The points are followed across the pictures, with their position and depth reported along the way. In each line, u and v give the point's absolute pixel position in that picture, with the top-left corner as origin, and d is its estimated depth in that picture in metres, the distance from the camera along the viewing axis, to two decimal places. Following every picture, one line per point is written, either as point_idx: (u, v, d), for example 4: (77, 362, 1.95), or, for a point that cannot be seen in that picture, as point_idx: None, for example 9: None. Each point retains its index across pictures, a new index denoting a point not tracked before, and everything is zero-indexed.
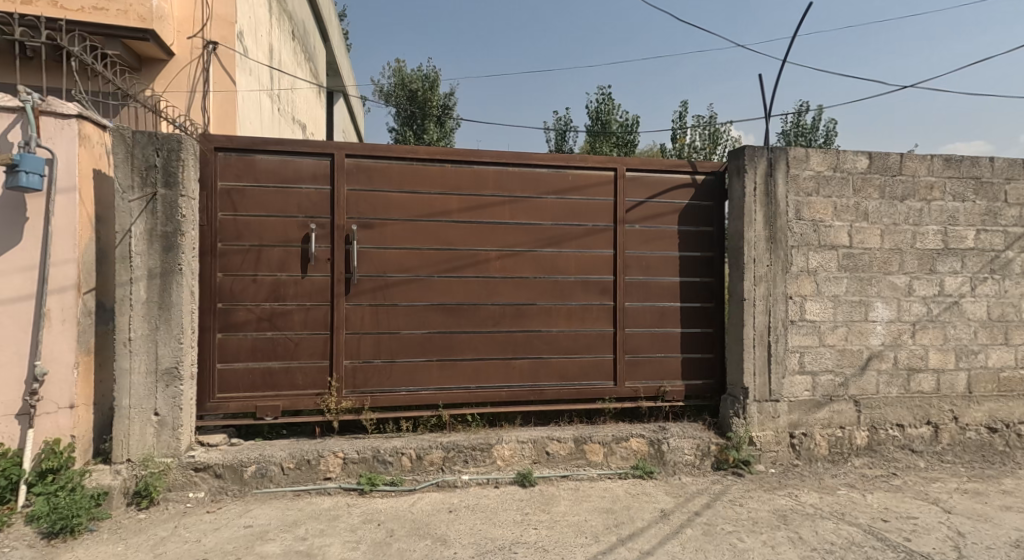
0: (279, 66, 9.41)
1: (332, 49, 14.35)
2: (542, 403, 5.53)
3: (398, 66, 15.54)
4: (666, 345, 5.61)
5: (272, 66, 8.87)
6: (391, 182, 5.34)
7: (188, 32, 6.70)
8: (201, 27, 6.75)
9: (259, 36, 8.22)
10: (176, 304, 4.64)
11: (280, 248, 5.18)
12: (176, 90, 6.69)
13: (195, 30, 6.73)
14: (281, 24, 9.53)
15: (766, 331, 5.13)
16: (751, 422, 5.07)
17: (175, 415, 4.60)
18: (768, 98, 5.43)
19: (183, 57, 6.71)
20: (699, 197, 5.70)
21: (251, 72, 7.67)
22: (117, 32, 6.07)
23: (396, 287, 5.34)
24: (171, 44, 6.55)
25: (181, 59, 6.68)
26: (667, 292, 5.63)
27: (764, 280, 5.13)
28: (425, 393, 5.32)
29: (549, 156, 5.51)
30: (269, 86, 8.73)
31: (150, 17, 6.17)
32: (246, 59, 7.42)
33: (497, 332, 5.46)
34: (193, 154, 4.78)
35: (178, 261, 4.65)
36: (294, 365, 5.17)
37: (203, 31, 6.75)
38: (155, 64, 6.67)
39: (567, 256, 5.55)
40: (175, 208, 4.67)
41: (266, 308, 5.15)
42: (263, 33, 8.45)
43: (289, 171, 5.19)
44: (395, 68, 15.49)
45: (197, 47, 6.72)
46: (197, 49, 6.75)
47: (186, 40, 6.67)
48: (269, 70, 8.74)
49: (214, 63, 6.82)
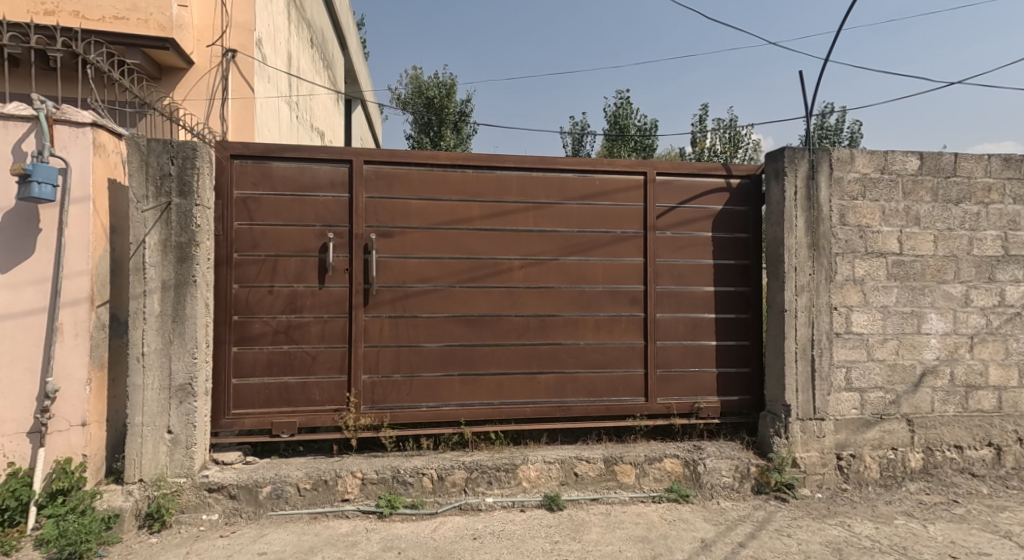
0: (297, 73, 9.32)
1: (349, 57, 14.28)
2: (569, 420, 5.25)
3: (415, 75, 15.41)
4: (700, 359, 5.29)
5: (290, 73, 8.76)
6: (412, 189, 5.14)
7: (208, 40, 6.60)
8: (221, 35, 6.64)
9: (278, 44, 8.13)
10: (191, 317, 4.45)
11: (297, 258, 5.01)
12: (195, 99, 6.57)
13: (215, 38, 6.63)
14: (299, 31, 9.46)
15: (810, 344, 4.80)
16: (794, 442, 4.74)
17: (189, 433, 4.38)
18: (809, 98, 5.13)
19: (203, 66, 6.62)
20: (734, 202, 5.39)
21: (269, 80, 7.56)
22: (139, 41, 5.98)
23: (416, 298, 5.12)
24: (190, 53, 6.47)
25: (201, 68, 6.59)
26: (701, 302, 5.32)
27: (806, 289, 4.82)
28: (446, 409, 5.08)
29: (576, 160, 5.27)
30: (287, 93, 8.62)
31: (170, 26, 6.08)
32: (264, 67, 7.32)
33: (522, 345, 5.20)
34: (209, 162, 4.61)
35: (193, 272, 4.47)
36: (311, 380, 4.98)
37: (221, 39, 6.64)
38: (175, 73, 6.59)
39: (594, 265, 5.28)
40: (190, 218, 4.49)
41: (283, 321, 4.97)
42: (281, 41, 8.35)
43: (307, 179, 5.02)
44: (411, 76, 15.38)
45: (216, 55, 6.62)
46: (217, 57, 6.64)
47: (205, 49, 6.58)
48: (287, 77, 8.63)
49: (234, 71, 6.70)
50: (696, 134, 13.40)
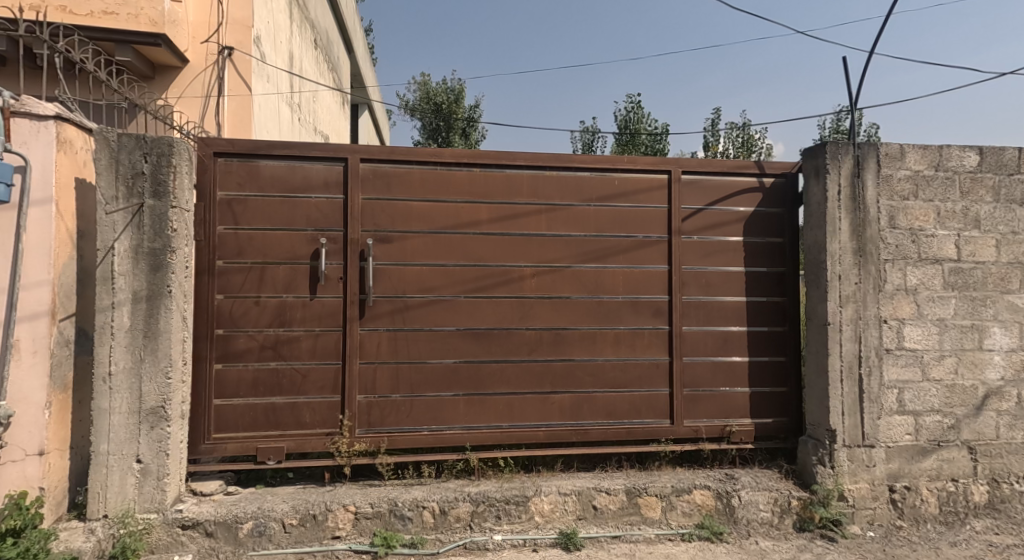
0: (302, 75, 8.92)
1: (356, 61, 13.91)
2: (585, 445, 4.74)
3: (424, 80, 15.01)
4: (731, 377, 4.78)
5: (292, 73, 8.33)
6: (413, 190, 4.69)
7: (203, 36, 6.16)
8: (216, 32, 6.20)
9: (279, 43, 7.71)
10: (164, 332, 3.98)
11: (286, 266, 4.57)
12: (189, 100, 6.13)
13: (210, 35, 6.18)
14: (303, 32, 9.09)
15: (857, 362, 4.29)
16: (840, 472, 4.23)
17: (161, 462, 3.92)
18: (852, 88, 4.65)
19: (198, 64, 6.16)
20: (768, 203, 4.90)
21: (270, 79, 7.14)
22: (128, 37, 5.53)
23: (418, 310, 4.65)
24: (184, 50, 6.03)
25: (195, 67, 6.13)
26: (731, 314, 4.82)
27: (852, 300, 4.32)
28: (450, 433, 4.59)
29: (594, 157, 4.80)
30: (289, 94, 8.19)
31: (162, 20, 5.62)
32: (264, 65, 6.87)
33: (534, 362, 4.72)
34: (187, 159, 4.15)
35: (168, 282, 4.01)
36: (301, 400, 4.51)
37: (217, 35, 6.20)
38: (168, 72, 6.15)
39: (613, 272, 4.80)
40: (165, 222, 4.02)
41: (270, 335, 4.52)
42: (283, 40, 7.93)
43: (298, 179, 4.60)
44: (420, 82, 14.98)
45: (212, 53, 6.17)
46: (212, 55, 6.19)
47: (200, 46, 6.13)
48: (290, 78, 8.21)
49: (230, 69, 6.23)
50: (708, 138, 12.84)
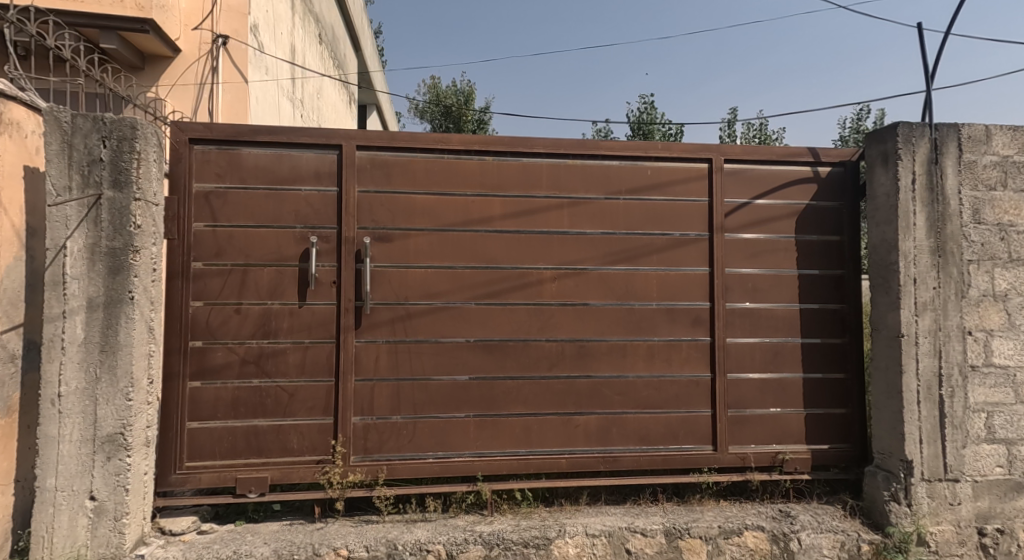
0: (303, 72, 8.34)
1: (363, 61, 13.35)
2: (614, 475, 4.13)
3: (433, 83, 14.46)
4: (782, 398, 4.15)
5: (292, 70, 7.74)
6: (417, 181, 4.10)
7: (195, 23, 5.39)
8: (208, 17, 5.43)
9: (279, 36, 7.13)
10: (125, 346, 3.39)
11: (272, 268, 3.99)
12: (181, 96, 5.36)
13: (201, 21, 5.40)
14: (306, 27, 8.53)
15: (936, 382, 3.69)
16: (919, 511, 3.64)
17: (118, 500, 3.33)
18: (926, 61, 4.05)
19: (191, 54, 5.38)
20: (824, 196, 4.27)
21: (269, 72, 6.43)
22: (110, 22, 4.80)
23: (422, 319, 4.05)
24: (175, 38, 5.26)
25: (187, 57, 5.35)
26: (782, 324, 4.19)
27: (930, 308, 3.72)
28: (459, 461, 3.99)
29: (624, 144, 4.19)
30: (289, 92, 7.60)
31: (149, 4, 4.91)
32: (263, 57, 6.17)
33: (555, 379, 4.11)
34: (154, 144, 3.56)
35: (130, 287, 3.41)
36: (287, 423, 3.94)
37: (210, 21, 5.43)
38: (158, 62, 5.36)
39: (645, 275, 4.18)
40: (126, 216, 3.43)
41: (253, 348, 3.94)
42: (281, 32, 7.33)
43: (285, 169, 4.03)
44: (429, 85, 14.42)
45: (205, 41, 5.38)
46: (206, 44, 5.41)
47: (191, 34, 5.34)
48: (290, 76, 7.63)
49: (225, 59, 5.47)
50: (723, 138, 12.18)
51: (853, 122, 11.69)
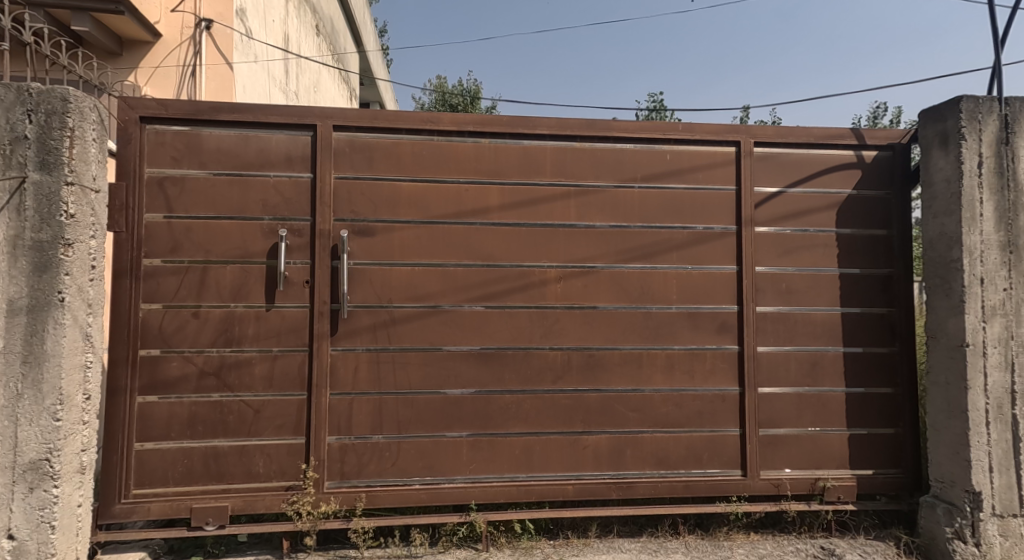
0: (301, 67, 7.82)
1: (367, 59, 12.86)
2: (628, 503, 3.59)
3: (439, 82, 13.95)
4: (822, 416, 3.61)
5: (289, 65, 7.22)
6: (403, 167, 3.59)
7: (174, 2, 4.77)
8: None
9: (274, 26, 6.62)
10: (52, 357, 2.88)
11: (235, 266, 3.47)
12: (161, 84, 4.74)
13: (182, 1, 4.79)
14: (303, 19, 8.02)
15: (1007, 399, 3.18)
16: (989, 551, 3.13)
17: (42, 539, 2.82)
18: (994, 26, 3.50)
19: (172, 38, 4.78)
20: (869, 184, 3.73)
21: (261, 59, 5.86)
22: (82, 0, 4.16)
23: (408, 325, 3.53)
24: (155, 21, 4.66)
25: (169, 42, 4.75)
26: (821, 331, 3.65)
27: (999, 313, 3.20)
28: (450, 488, 3.47)
29: (640, 124, 3.66)
30: (285, 88, 7.09)
31: None
32: (252, 42, 5.59)
33: (560, 393, 3.58)
34: (93, 120, 3.05)
35: (59, 287, 2.90)
36: (252, 444, 3.42)
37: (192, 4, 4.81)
38: (138, 45, 4.74)
39: (663, 275, 3.65)
40: (55, 204, 2.92)
41: (212, 357, 3.43)
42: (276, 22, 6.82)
43: (251, 153, 3.51)
44: (435, 85, 13.93)
45: (188, 25, 4.78)
46: (189, 28, 4.81)
47: (171, 16, 4.74)
48: (286, 71, 7.11)
49: (209, 44, 4.84)
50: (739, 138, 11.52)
51: (874, 123, 11.16)
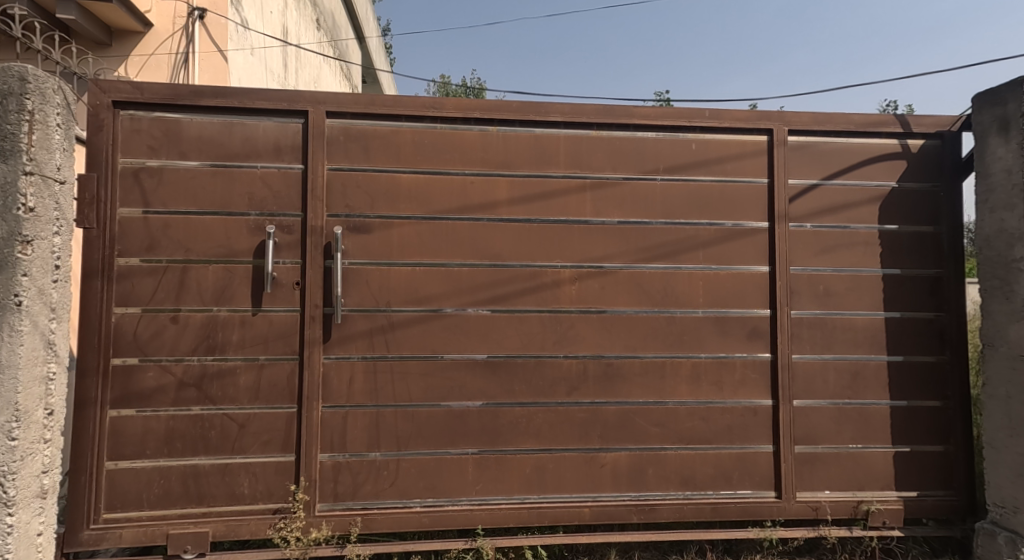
0: (301, 61, 7.51)
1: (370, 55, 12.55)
2: (650, 528, 3.26)
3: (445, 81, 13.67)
4: (865, 432, 3.28)
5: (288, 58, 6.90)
6: (403, 157, 3.26)
7: None
8: None
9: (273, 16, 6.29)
10: (7, 367, 2.56)
11: (217, 266, 3.15)
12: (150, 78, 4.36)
13: None
14: (303, 10, 7.68)
15: None
16: None
17: None
18: None
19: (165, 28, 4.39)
20: (914, 177, 3.39)
21: (261, 49, 5.52)
22: None
23: (408, 331, 3.21)
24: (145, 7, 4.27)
25: (159, 31, 4.35)
26: (863, 338, 3.32)
27: None
28: (454, 511, 3.14)
29: (662, 111, 3.33)
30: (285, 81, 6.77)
31: None
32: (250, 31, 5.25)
33: (575, 406, 3.25)
34: (57, 103, 2.74)
35: (16, 289, 2.59)
36: (236, 462, 3.10)
37: None
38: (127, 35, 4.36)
39: (689, 276, 3.32)
40: (12, 196, 2.60)
41: (192, 367, 3.11)
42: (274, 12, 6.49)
43: (236, 142, 3.19)
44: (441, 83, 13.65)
45: (180, 15, 4.36)
46: (182, 17, 4.39)
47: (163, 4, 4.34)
48: (285, 64, 6.78)
49: (203, 35, 4.40)
50: None
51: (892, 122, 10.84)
